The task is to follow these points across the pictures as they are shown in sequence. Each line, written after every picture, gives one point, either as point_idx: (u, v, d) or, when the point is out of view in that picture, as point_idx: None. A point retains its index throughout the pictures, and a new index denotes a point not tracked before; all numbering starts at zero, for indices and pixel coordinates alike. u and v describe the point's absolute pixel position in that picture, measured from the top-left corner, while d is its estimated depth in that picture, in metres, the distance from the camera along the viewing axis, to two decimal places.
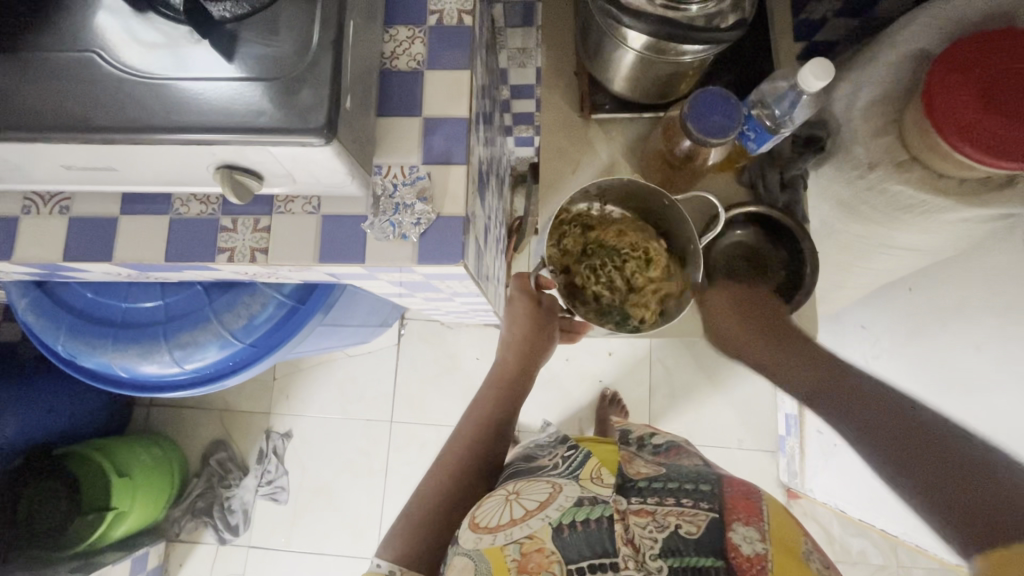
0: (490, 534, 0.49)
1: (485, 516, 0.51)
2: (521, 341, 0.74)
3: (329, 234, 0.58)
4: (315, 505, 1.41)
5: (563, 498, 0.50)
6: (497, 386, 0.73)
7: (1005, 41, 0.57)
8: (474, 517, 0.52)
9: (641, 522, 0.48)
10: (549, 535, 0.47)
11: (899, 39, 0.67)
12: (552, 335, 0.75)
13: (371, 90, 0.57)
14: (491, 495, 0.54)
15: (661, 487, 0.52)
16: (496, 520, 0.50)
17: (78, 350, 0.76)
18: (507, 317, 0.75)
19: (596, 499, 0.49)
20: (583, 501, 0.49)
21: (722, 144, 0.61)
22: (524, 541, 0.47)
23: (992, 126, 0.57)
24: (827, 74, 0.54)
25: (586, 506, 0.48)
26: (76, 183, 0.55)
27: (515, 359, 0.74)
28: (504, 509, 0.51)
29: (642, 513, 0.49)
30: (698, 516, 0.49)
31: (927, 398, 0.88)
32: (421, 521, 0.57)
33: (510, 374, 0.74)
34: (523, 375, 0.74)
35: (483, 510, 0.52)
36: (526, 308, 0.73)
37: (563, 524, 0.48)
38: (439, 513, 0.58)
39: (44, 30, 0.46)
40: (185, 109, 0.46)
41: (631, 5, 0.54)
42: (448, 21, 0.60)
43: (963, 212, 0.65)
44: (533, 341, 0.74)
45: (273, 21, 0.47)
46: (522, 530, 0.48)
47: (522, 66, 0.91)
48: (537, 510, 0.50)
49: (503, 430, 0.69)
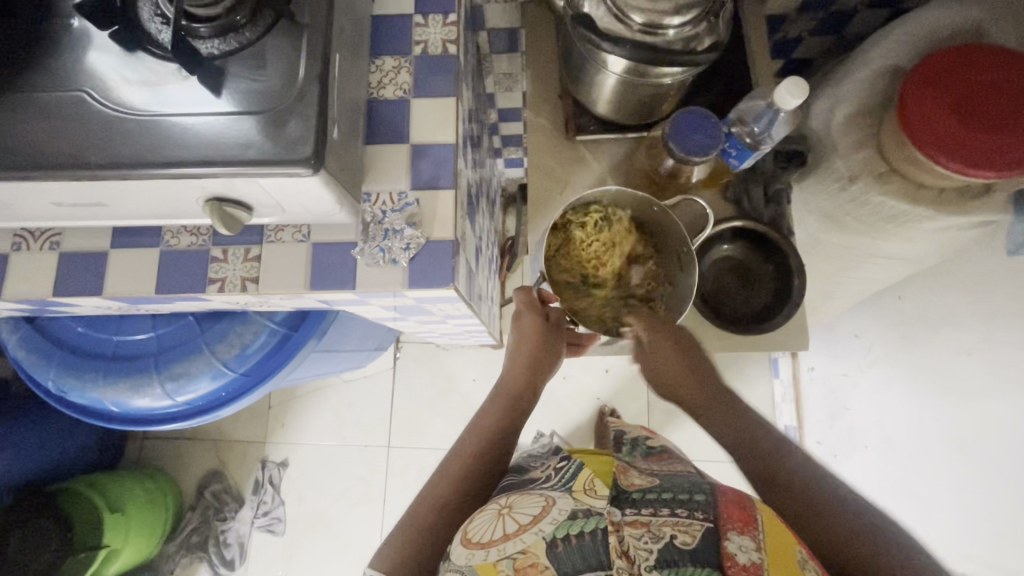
0: (483, 550, 0.48)
1: (477, 532, 0.50)
2: (529, 356, 0.71)
3: (319, 261, 0.58)
4: (314, 534, 1.38)
5: (557, 512, 0.50)
6: (501, 399, 0.70)
7: (971, 57, 0.60)
8: (467, 532, 0.51)
9: (636, 533, 0.47)
10: (543, 549, 0.47)
11: (871, 56, 0.69)
12: (560, 352, 0.73)
13: (359, 120, 0.58)
14: (483, 509, 0.53)
15: (655, 498, 0.51)
16: (489, 535, 0.49)
17: (68, 386, 0.76)
18: (513, 334, 0.72)
19: (590, 511, 0.49)
20: (577, 514, 0.49)
21: (704, 162, 0.62)
22: (518, 556, 0.47)
23: (966, 135, 0.58)
24: (803, 92, 0.55)
25: (580, 519, 0.48)
26: (66, 219, 0.55)
27: (523, 376, 0.71)
28: (497, 524, 0.50)
29: (636, 524, 0.48)
30: (693, 526, 0.48)
31: (927, 408, 0.86)
32: (424, 523, 0.57)
33: (518, 389, 0.71)
34: (531, 392, 0.71)
35: (476, 526, 0.52)
36: (534, 324, 0.71)
37: (556, 538, 0.47)
38: (432, 531, 0.56)
39: (35, 72, 0.48)
40: (174, 144, 0.47)
41: (612, 30, 0.56)
42: (433, 50, 0.62)
43: (943, 220, 0.66)
44: (540, 358, 0.71)
45: (263, 60, 0.48)
46: (515, 545, 0.48)
47: (508, 90, 0.94)
48: (531, 525, 0.49)
49: (506, 443, 0.67)
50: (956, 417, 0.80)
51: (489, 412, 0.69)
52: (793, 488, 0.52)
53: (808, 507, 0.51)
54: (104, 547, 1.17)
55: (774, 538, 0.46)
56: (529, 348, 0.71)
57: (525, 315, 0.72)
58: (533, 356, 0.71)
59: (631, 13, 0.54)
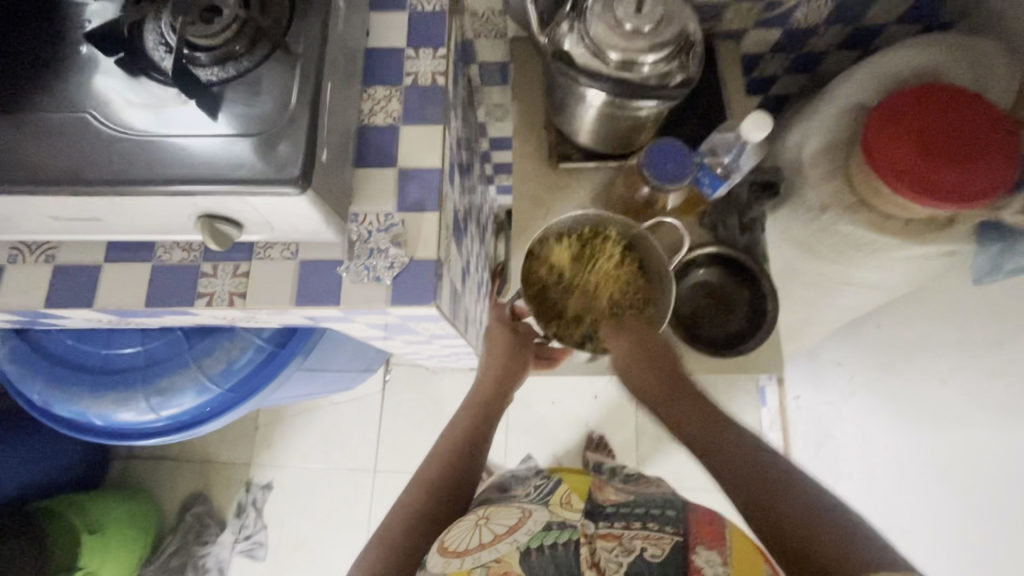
0: (458, 558, 0.48)
1: (453, 540, 0.51)
2: (497, 367, 0.75)
3: (306, 278, 0.60)
4: (295, 560, 1.36)
5: (531, 524, 0.51)
6: (471, 408, 0.73)
7: (930, 96, 0.63)
8: (444, 541, 0.52)
9: (607, 546, 0.48)
10: (516, 559, 0.47)
11: (838, 94, 0.73)
12: (526, 363, 0.78)
13: (349, 144, 0.61)
14: (459, 520, 0.54)
15: (630, 512, 0.52)
16: (465, 544, 0.50)
17: (54, 399, 0.76)
18: (484, 348, 0.78)
19: (565, 523, 0.50)
20: (551, 526, 0.50)
21: (678, 190, 0.65)
22: (491, 565, 0.47)
23: (924, 169, 0.61)
24: (768, 126, 0.59)
25: (554, 530, 0.49)
26: (63, 233, 0.58)
27: (489, 385, 0.75)
28: (473, 534, 0.51)
29: (608, 537, 0.49)
30: (663, 539, 0.48)
31: (907, 435, 0.87)
32: (401, 528, 0.58)
33: (486, 399, 0.74)
34: (499, 401, 0.75)
35: (452, 535, 0.52)
36: (503, 337, 0.77)
37: (530, 548, 0.48)
38: (410, 536, 0.57)
39: (44, 94, 0.51)
40: (170, 162, 0.49)
41: (589, 66, 0.60)
42: (423, 81, 0.66)
43: (908, 249, 0.69)
44: (508, 366, 0.76)
45: (257, 87, 0.51)
46: (490, 554, 0.48)
47: (499, 120, 0.98)
48: (506, 534, 0.50)
49: (478, 448, 0.69)
50: (940, 445, 0.80)
51: (457, 421, 0.72)
52: (747, 482, 0.51)
53: (768, 501, 0.49)
54: (78, 569, 1.14)
55: (743, 556, 0.46)
56: (499, 361, 0.76)
57: (496, 329, 0.78)
58: (501, 365, 0.76)
59: (608, 49, 0.58)
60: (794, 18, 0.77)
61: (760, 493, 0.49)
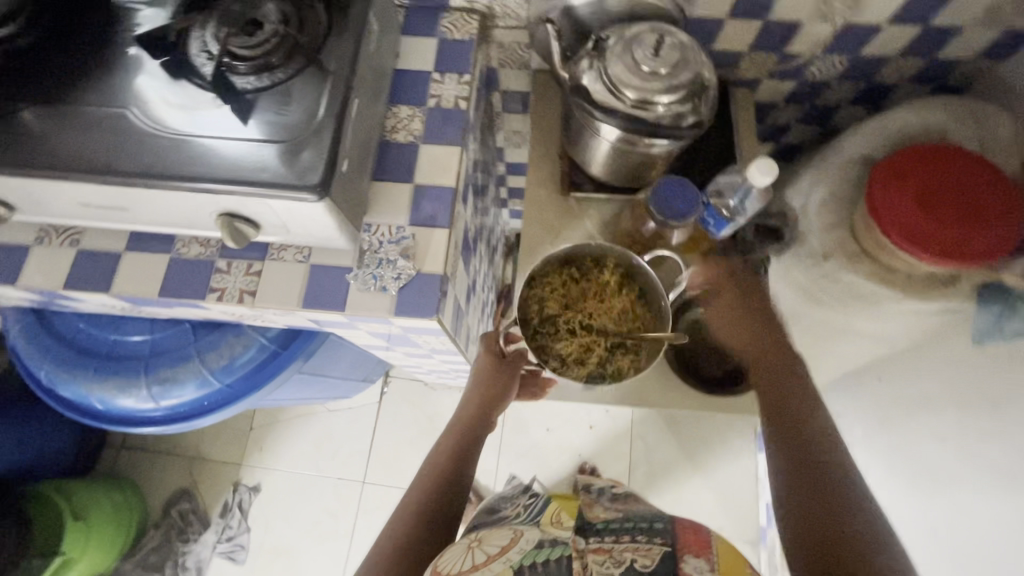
0: None
1: (447, 563, 0.49)
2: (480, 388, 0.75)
3: (315, 282, 0.62)
4: (274, 567, 1.35)
5: (524, 543, 0.51)
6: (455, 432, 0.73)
7: (935, 156, 0.65)
8: (436, 565, 0.49)
9: (598, 559, 0.48)
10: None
11: (847, 147, 0.75)
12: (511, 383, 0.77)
13: (369, 158, 0.63)
14: (450, 546, 0.52)
15: (618, 527, 0.53)
16: (459, 566, 0.49)
17: (59, 379, 0.77)
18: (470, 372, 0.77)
19: (556, 541, 0.50)
20: (543, 544, 0.50)
21: (683, 227, 0.66)
22: None
23: (926, 226, 0.63)
24: (770, 173, 0.60)
25: (546, 548, 0.49)
26: (90, 219, 0.60)
27: (473, 407, 0.74)
28: (466, 556, 0.50)
29: (599, 551, 0.49)
30: (652, 550, 0.49)
31: (905, 497, 0.84)
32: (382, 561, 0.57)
33: (471, 421, 0.73)
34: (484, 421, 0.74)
35: (444, 559, 0.50)
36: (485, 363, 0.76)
37: (524, 566, 0.48)
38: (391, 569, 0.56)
39: (90, 89, 0.54)
40: (199, 161, 0.52)
41: (603, 102, 0.63)
42: (446, 104, 0.69)
43: (905, 303, 0.72)
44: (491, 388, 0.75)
45: (289, 98, 0.54)
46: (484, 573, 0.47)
47: (516, 146, 1.01)
48: (499, 555, 0.49)
49: (462, 471, 0.68)
50: (932, 511, 0.79)
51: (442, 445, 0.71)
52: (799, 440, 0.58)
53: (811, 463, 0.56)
54: (58, 555, 1.14)
55: (730, 564, 0.47)
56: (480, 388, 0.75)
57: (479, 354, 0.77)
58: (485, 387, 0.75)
59: (623, 88, 0.61)
60: (808, 72, 0.80)
61: (808, 451, 0.56)
